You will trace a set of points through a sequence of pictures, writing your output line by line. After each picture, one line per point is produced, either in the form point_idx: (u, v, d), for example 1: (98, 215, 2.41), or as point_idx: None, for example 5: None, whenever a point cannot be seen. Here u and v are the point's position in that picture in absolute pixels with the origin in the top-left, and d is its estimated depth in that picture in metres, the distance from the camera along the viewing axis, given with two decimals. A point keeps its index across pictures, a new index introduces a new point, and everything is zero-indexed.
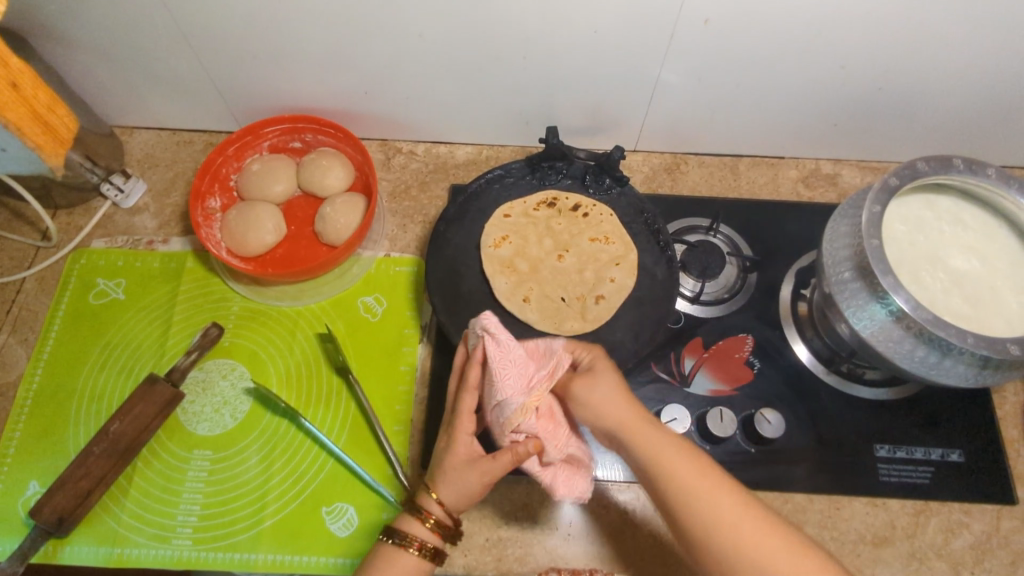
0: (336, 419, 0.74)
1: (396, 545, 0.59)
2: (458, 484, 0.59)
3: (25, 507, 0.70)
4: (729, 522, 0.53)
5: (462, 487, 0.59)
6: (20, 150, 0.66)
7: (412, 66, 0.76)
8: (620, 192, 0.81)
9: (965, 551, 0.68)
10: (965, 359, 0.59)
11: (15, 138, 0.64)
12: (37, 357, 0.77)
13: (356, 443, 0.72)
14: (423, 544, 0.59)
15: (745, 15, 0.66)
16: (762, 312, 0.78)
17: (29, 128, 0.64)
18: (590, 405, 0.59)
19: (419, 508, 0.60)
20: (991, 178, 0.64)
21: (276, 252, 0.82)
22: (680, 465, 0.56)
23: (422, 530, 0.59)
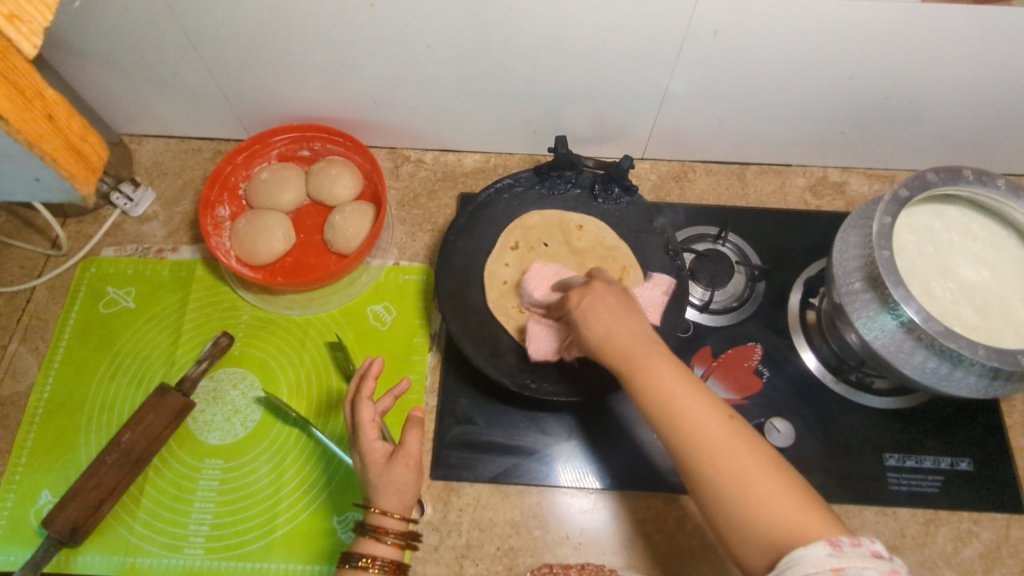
0: (345, 433, 0.73)
1: (353, 569, 0.56)
2: (393, 488, 0.58)
3: (37, 516, 0.70)
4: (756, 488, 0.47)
5: (402, 490, 0.58)
6: (52, 181, 0.55)
7: (421, 76, 0.77)
8: (629, 202, 0.81)
9: (974, 561, 0.68)
10: (976, 369, 0.59)
11: (47, 169, 0.53)
12: (48, 366, 0.77)
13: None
14: (377, 559, 0.56)
15: (753, 26, 0.66)
16: (770, 320, 0.79)
17: (63, 159, 0.54)
18: (602, 329, 0.57)
19: (366, 526, 0.57)
20: (1001, 189, 0.64)
21: (285, 260, 0.83)
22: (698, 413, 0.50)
23: (377, 546, 0.57)
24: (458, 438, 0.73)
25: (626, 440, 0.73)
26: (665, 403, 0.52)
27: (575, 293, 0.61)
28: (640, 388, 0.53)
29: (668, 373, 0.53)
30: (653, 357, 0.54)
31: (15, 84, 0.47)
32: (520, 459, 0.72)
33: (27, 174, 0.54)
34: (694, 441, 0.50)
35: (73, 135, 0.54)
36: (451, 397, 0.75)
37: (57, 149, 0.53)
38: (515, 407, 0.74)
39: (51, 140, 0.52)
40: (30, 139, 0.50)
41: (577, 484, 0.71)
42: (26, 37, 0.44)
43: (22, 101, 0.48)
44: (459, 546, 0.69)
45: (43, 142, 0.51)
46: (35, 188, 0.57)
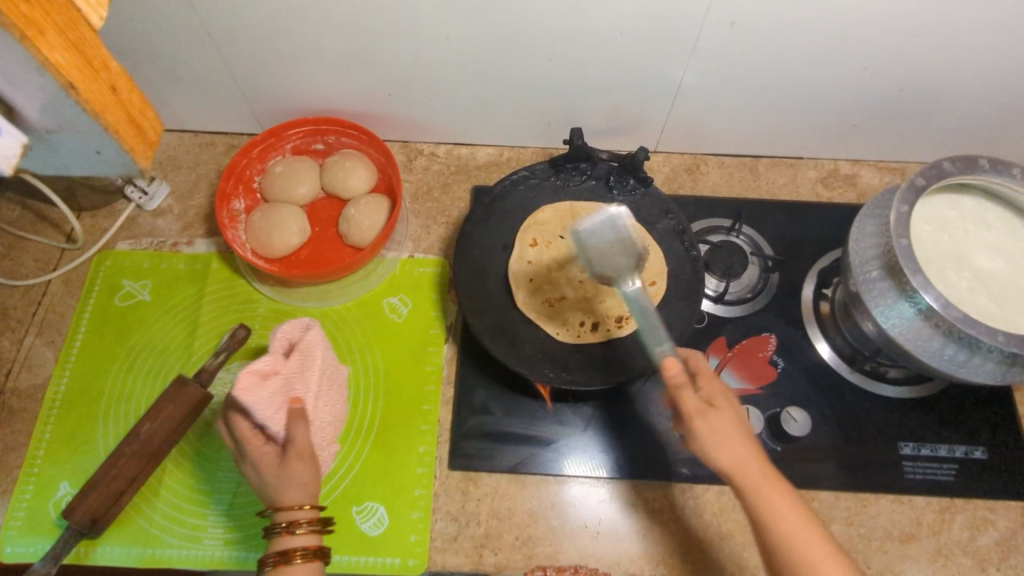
0: (369, 392, 0.75)
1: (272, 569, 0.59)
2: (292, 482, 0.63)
3: (57, 508, 0.70)
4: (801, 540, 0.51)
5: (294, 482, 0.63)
6: (115, 156, 0.53)
7: (438, 68, 0.77)
8: (644, 193, 0.80)
9: (990, 548, 0.69)
10: (993, 356, 0.60)
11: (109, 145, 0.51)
12: (65, 358, 0.77)
13: (395, 409, 0.74)
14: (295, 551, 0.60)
15: (771, 17, 0.66)
16: (785, 311, 0.79)
17: (124, 132, 0.51)
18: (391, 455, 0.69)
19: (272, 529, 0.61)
20: (1016, 178, 0.65)
21: (300, 253, 0.83)
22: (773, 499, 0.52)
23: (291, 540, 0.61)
24: (475, 429, 0.73)
25: (643, 430, 0.73)
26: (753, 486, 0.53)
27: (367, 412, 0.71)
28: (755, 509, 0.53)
29: (779, 501, 0.52)
30: (763, 480, 0.53)
31: (81, 52, 0.45)
32: (537, 449, 0.72)
33: (89, 149, 0.52)
34: (791, 545, 0.51)
35: (134, 108, 0.51)
36: (469, 389, 0.75)
37: (118, 122, 0.50)
38: (533, 398, 0.74)
39: (114, 113, 0.49)
40: (95, 111, 0.47)
41: (594, 475, 0.71)
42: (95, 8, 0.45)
43: (89, 72, 0.46)
44: (478, 536, 0.69)
45: (108, 115, 0.48)
46: (89, 166, 0.56)
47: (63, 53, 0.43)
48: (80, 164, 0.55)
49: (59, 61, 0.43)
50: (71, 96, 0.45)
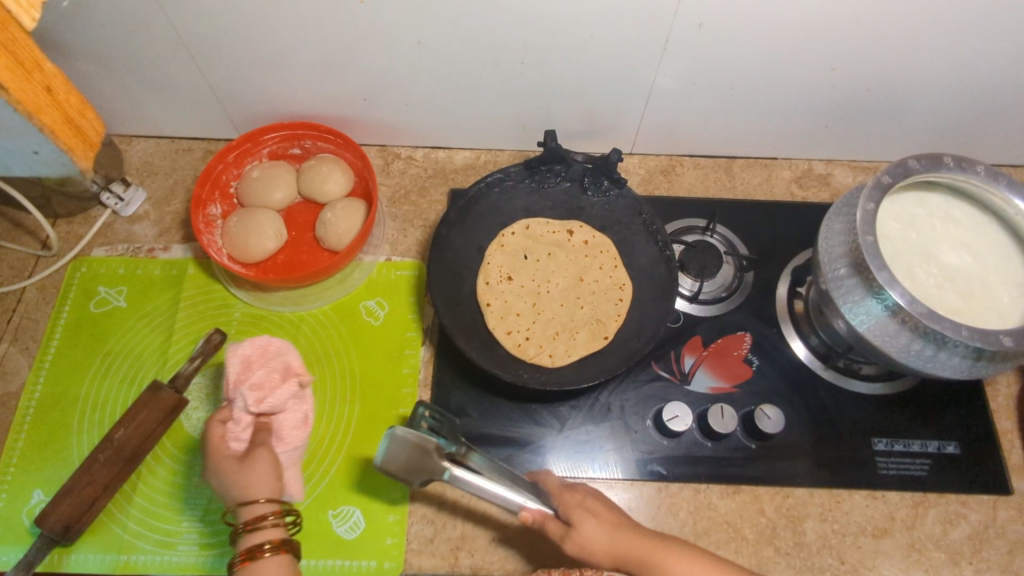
0: (337, 426, 0.74)
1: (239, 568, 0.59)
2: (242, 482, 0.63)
3: (30, 516, 0.70)
4: None
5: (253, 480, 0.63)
6: (52, 153, 0.72)
7: (411, 72, 0.77)
8: (618, 195, 0.81)
9: (963, 542, 0.69)
10: (959, 351, 0.60)
11: (48, 141, 0.70)
12: (39, 365, 0.76)
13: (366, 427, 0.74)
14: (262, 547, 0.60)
15: (736, 19, 0.67)
16: (760, 310, 0.80)
17: (63, 132, 0.71)
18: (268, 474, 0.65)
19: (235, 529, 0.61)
20: (981, 175, 0.66)
21: (277, 257, 0.83)
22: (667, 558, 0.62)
23: (257, 536, 0.61)
24: None
25: (618, 430, 0.73)
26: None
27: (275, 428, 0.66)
28: None
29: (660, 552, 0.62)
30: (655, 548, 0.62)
31: (16, 56, 0.63)
32: (514, 450, 0.72)
33: (28, 148, 0.71)
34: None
35: (72, 110, 0.72)
36: (445, 391, 0.75)
37: (55, 122, 0.69)
38: (509, 399, 0.75)
39: (51, 113, 0.68)
40: (31, 110, 0.66)
41: (571, 475, 0.72)
42: (25, 11, 0.56)
43: (22, 72, 0.64)
44: (454, 538, 0.69)
45: (41, 114, 0.67)
46: (34, 163, 0.74)
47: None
48: (22, 164, 0.74)
49: None
50: (5, 97, 0.63)
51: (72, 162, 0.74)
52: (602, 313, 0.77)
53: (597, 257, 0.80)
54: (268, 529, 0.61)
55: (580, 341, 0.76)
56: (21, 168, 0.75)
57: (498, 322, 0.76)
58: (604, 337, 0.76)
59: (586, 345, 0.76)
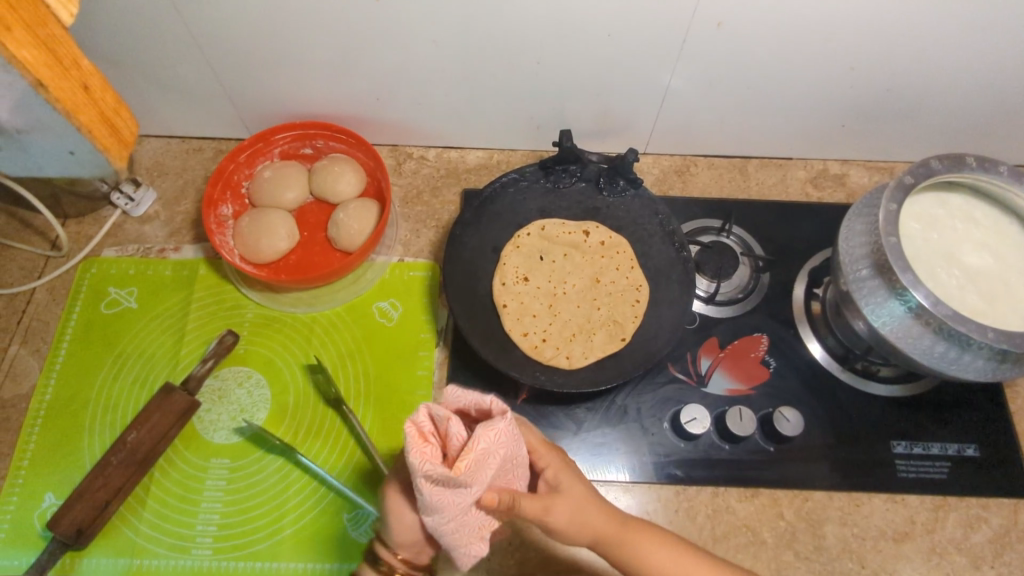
0: (343, 440, 0.73)
1: None
2: None
3: (41, 520, 0.69)
4: None
5: None
6: (87, 152, 0.70)
7: (425, 72, 0.77)
8: (634, 195, 0.80)
9: (984, 546, 0.69)
10: (984, 353, 0.60)
11: (84, 141, 0.68)
12: (50, 367, 0.76)
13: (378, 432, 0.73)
14: None
15: (757, 18, 0.67)
16: (776, 311, 0.79)
17: (99, 131, 0.68)
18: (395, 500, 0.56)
19: None
20: (1004, 175, 0.65)
21: (289, 258, 0.82)
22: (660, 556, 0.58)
23: None
24: None
25: (634, 433, 0.73)
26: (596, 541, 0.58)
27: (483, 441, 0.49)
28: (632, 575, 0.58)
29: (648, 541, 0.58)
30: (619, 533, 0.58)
31: (55, 54, 0.60)
32: None
33: (64, 147, 0.68)
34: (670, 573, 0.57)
35: (109, 109, 0.69)
36: None
37: (92, 121, 0.67)
38: (524, 401, 0.74)
39: (88, 112, 0.66)
40: (69, 109, 0.63)
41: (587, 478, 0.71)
42: (65, 5, 0.59)
43: (60, 70, 0.61)
44: None
45: (80, 114, 0.65)
46: (69, 163, 0.72)
47: (31, 50, 0.57)
48: (56, 164, 0.72)
49: (30, 59, 0.57)
50: (44, 95, 0.60)
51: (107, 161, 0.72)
52: (618, 314, 0.77)
53: (611, 259, 0.79)
54: None
55: (598, 341, 0.75)
56: (53, 168, 0.73)
57: (514, 321, 0.76)
58: (621, 337, 0.75)
59: (603, 346, 0.75)
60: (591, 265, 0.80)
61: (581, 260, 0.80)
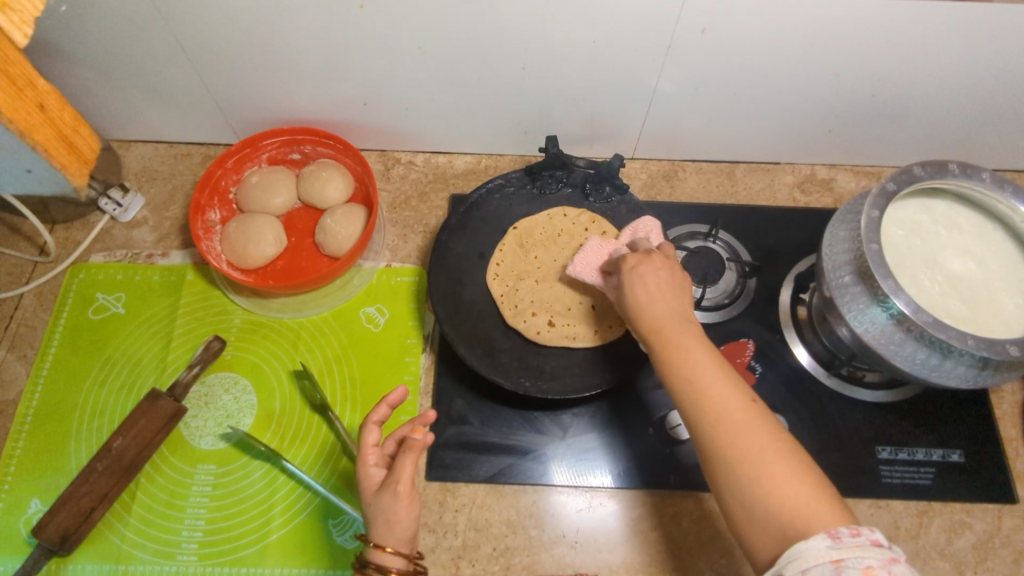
0: (329, 446, 0.73)
1: None
2: (383, 518, 0.55)
3: (27, 526, 0.69)
4: (755, 456, 0.48)
5: (392, 521, 0.55)
6: (44, 171, 0.71)
7: (413, 77, 0.77)
8: (620, 201, 0.81)
9: (968, 551, 0.69)
10: (965, 360, 0.60)
11: (42, 159, 0.69)
12: (37, 373, 0.76)
13: None
14: None
15: (740, 25, 0.67)
16: (762, 317, 0.79)
17: (56, 149, 0.70)
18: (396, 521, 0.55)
19: (366, 562, 0.55)
20: (986, 182, 0.65)
21: (276, 263, 0.82)
22: (707, 373, 0.52)
23: None
24: (453, 439, 0.73)
25: (621, 439, 0.73)
26: (685, 374, 0.53)
27: (633, 256, 0.63)
28: (671, 368, 0.54)
29: (698, 351, 0.54)
30: (681, 331, 0.55)
31: (7, 74, 0.61)
32: (515, 459, 0.72)
33: (21, 166, 0.69)
34: (749, 451, 0.49)
35: (66, 127, 0.71)
36: (446, 398, 0.75)
37: (48, 139, 0.68)
38: (510, 407, 0.74)
39: (43, 130, 0.67)
40: (23, 129, 0.64)
41: (572, 483, 0.71)
42: (17, 26, 0.54)
43: (14, 91, 0.62)
44: (455, 547, 0.69)
45: (36, 132, 0.66)
46: (29, 181, 0.73)
47: None
48: (17, 183, 0.73)
49: None
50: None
51: (66, 179, 0.73)
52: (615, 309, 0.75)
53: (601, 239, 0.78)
54: None
55: (577, 325, 0.75)
56: (13, 183, 0.74)
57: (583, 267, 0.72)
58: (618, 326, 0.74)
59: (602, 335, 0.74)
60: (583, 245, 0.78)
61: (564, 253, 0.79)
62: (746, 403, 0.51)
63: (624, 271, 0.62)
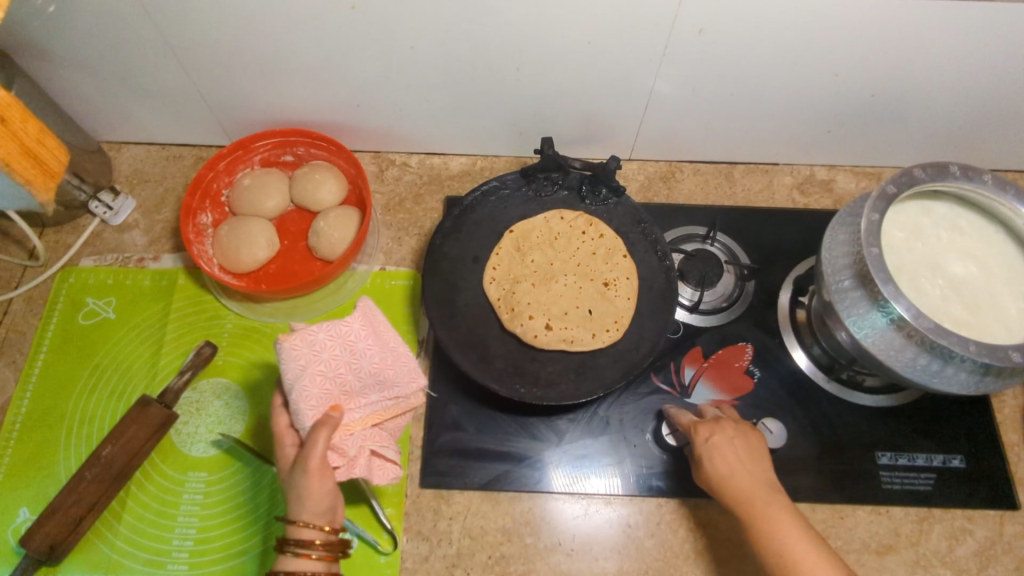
0: None
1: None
2: (297, 495, 0.55)
3: (16, 534, 0.68)
4: None
5: (305, 497, 0.55)
6: None
7: (405, 77, 0.76)
8: (617, 202, 0.79)
9: (969, 558, 0.68)
10: (966, 366, 0.59)
11: None
12: (26, 378, 0.75)
13: None
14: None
15: (737, 25, 0.66)
16: (761, 320, 0.78)
17: None
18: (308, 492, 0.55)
19: (286, 541, 0.55)
20: (988, 184, 0.64)
21: (269, 267, 0.81)
22: (786, 534, 0.55)
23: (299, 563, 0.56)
24: (447, 445, 0.72)
25: (617, 446, 0.72)
26: (766, 542, 0.55)
27: (701, 427, 0.63)
28: (756, 533, 0.56)
29: (783, 518, 0.56)
30: (758, 499, 0.57)
31: None
32: (510, 465, 0.71)
33: None
34: None
35: None
36: (441, 404, 0.74)
37: None
38: (506, 412, 0.73)
39: None
40: None
41: (568, 490, 0.70)
42: None
43: None
44: (450, 555, 0.68)
45: None
46: None
47: None
48: None
49: None
50: None
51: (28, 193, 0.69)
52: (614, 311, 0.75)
53: (598, 243, 0.78)
54: (309, 558, 0.56)
55: (576, 328, 0.74)
56: None
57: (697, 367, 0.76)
58: (617, 326, 0.73)
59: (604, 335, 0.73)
60: (580, 248, 0.78)
61: (562, 256, 0.79)
62: (816, 543, 0.54)
63: (698, 444, 0.62)
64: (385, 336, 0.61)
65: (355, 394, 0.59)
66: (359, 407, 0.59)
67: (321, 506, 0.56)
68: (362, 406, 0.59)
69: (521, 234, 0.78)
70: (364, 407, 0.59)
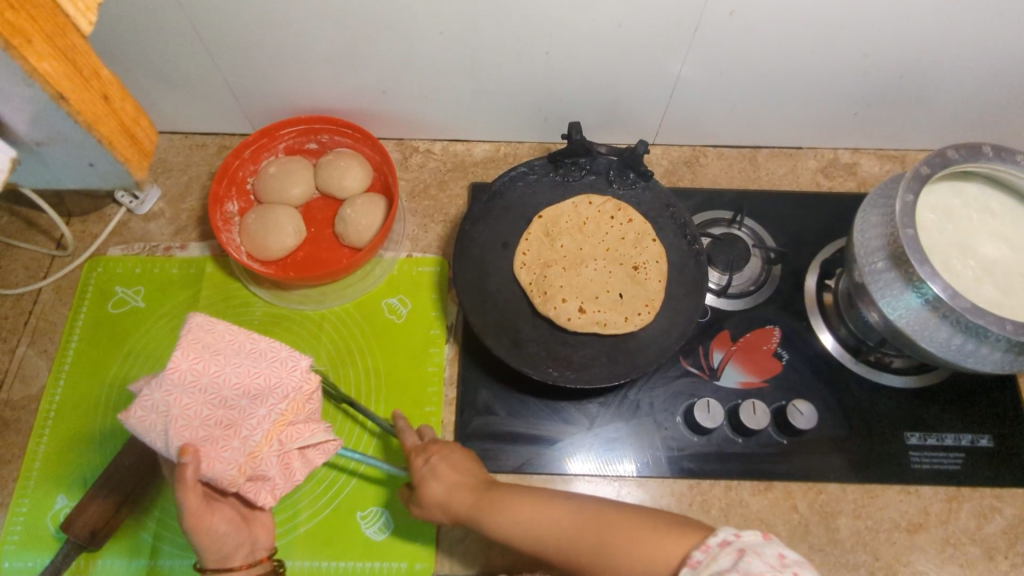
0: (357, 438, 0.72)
1: None
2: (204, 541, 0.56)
3: (55, 521, 0.69)
4: None
5: (214, 539, 0.56)
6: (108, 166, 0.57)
7: (432, 63, 0.75)
8: (645, 186, 0.80)
9: (998, 536, 0.69)
10: (1001, 345, 0.59)
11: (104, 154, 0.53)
12: (59, 366, 0.75)
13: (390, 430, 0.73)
14: None
15: (769, 8, 0.66)
16: (788, 304, 0.78)
17: (119, 144, 0.53)
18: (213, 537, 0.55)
19: None
20: (1020, 165, 0.64)
21: (296, 255, 0.81)
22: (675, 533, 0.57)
23: None
24: (479, 429, 0.72)
25: (648, 429, 0.72)
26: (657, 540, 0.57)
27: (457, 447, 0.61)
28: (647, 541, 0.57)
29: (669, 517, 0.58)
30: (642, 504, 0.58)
31: (74, 62, 0.46)
32: (542, 449, 0.72)
33: (85, 161, 0.56)
34: None
35: (129, 117, 0.53)
36: (472, 388, 0.74)
37: (113, 134, 0.52)
38: (536, 397, 0.74)
39: (108, 123, 0.51)
40: (89, 123, 0.49)
41: (600, 473, 0.71)
42: (84, 13, 0.45)
43: (81, 80, 0.47)
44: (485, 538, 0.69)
45: (102, 126, 0.50)
46: (89, 176, 0.60)
47: (53, 61, 0.44)
48: (76, 177, 0.60)
49: (50, 70, 0.44)
50: (63, 109, 0.47)
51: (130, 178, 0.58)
52: (644, 294, 0.75)
53: (626, 228, 0.78)
54: None
55: (607, 312, 0.74)
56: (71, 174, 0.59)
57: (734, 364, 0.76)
58: (649, 309, 0.74)
59: (636, 317, 0.73)
60: (609, 233, 0.79)
61: (591, 240, 0.79)
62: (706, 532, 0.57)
63: None
64: (238, 349, 0.55)
65: (244, 416, 0.53)
66: (251, 430, 0.53)
67: (228, 549, 0.57)
68: (256, 426, 0.53)
69: (551, 220, 0.79)
70: (258, 426, 0.53)
